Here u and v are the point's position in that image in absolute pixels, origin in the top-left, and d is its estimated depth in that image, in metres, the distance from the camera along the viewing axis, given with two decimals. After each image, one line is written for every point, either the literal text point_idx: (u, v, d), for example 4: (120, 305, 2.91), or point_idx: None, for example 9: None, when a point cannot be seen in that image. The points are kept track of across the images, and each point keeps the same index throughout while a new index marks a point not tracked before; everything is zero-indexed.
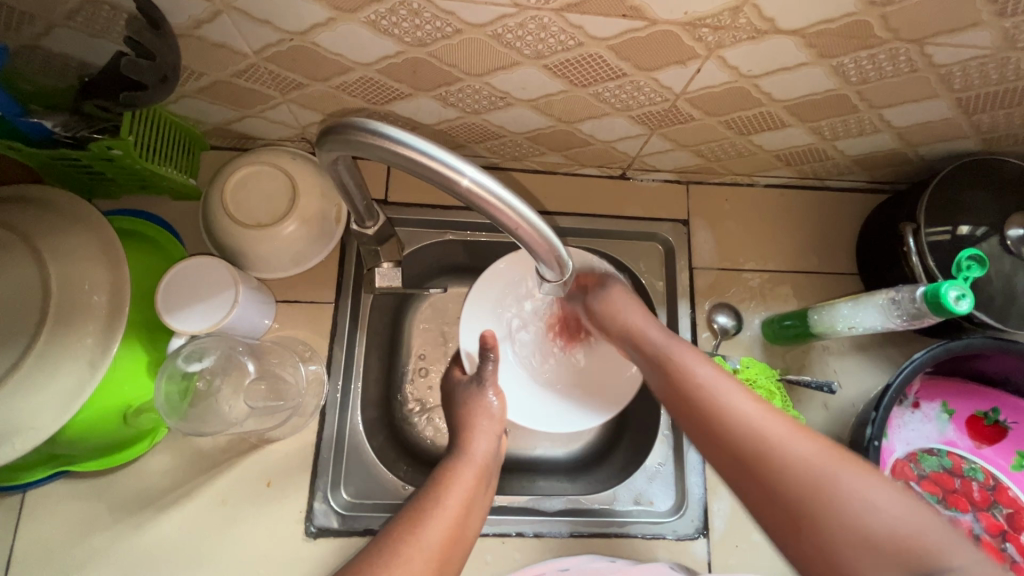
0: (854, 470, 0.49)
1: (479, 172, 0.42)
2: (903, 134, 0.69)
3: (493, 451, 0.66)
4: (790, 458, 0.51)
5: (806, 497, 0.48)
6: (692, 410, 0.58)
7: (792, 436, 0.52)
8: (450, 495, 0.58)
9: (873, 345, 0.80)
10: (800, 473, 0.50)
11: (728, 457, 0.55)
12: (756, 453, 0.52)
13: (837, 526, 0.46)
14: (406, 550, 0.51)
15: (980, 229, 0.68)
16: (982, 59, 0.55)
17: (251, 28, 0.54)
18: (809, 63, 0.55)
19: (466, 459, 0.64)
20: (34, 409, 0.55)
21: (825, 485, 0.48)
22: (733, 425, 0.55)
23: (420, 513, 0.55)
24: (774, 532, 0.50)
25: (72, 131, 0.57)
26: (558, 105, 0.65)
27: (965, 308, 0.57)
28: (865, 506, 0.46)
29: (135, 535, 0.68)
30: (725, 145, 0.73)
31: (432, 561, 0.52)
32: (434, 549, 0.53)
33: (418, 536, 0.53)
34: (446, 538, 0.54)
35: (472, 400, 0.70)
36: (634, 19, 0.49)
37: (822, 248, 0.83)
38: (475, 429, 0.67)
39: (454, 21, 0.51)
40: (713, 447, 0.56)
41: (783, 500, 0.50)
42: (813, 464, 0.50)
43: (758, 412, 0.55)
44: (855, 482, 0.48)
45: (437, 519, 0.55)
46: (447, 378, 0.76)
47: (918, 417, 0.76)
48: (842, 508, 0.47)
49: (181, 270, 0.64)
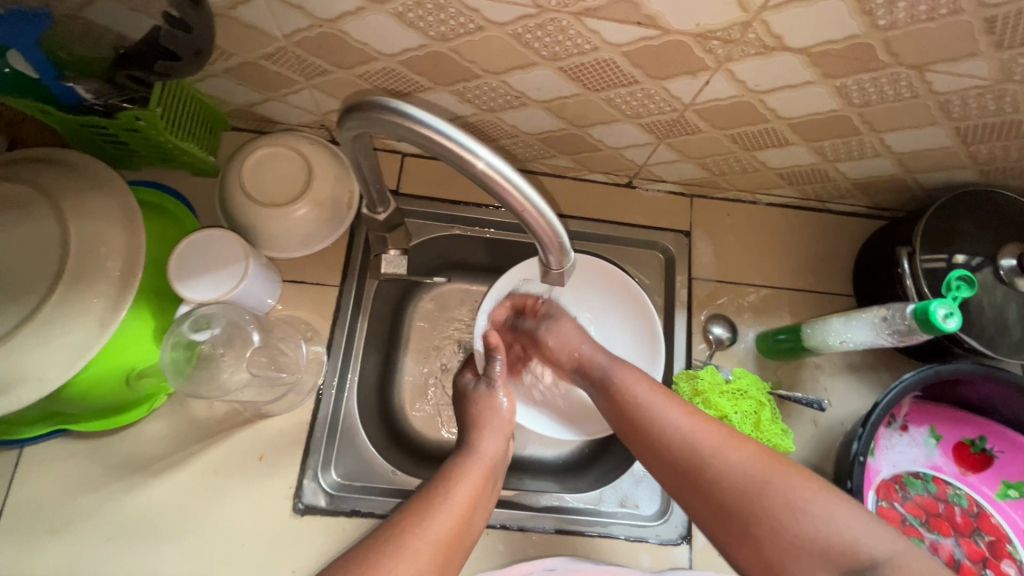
0: (783, 474, 0.53)
1: (494, 155, 0.44)
2: (903, 160, 0.71)
3: (497, 455, 0.67)
4: (732, 467, 0.54)
5: (747, 510, 0.52)
6: (640, 426, 0.60)
7: (728, 448, 0.55)
8: (457, 491, 0.60)
9: (865, 366, 0.81)
10: (741, 489, 0.53)
11: (676, 469, 0.57)
12: (700, 464, 0.56)
13: (771, 526, 0.51)
14: (411, 543, 0.53)
15: (975, 259, 0.70)
16: (980, 90, 0.57)
17: (284, 13, 0.57)
18: (813, 82, 0.57)
19: (476, 456, 0.65)
20: (40, 362, 0.56)
21: (767, 487, 0.52)
22: (673, 442, 0.57)
23: (425, 508, 0.57)
24: (727, 546, 0.54)
25: (104, 99, 0.61)
26: (570, 108, 0.67)
27: (953, 326, 0.58)
28: (797, 509, 0.51)
29: (124, 499, 0.69)
30: (730, 159, 0.75)
31: (436, 555, 0.53)
32: (440, 543, 0.54)
33: (425, 528, 0.55)
34: (451, 533, 0.56)
35: (482, 400, 0.72)
36: (648, 27, 0.52)
37: (820, 268, 0.85)
38: (486, 427, 0.69)
39: (477, 18, 0.54)
40: (658, 455, 0.58)
41: (726, 510, 0.53)
42: (749, 470, 0.53)
43: (697, 422, 0.58)
44: (791, 487, 0.52)
45: (445, 513, 0.57)
46: (458, 378, 0.78)
47: (905, 440, 0.77)
48: (776, 511, 0.51)
49: (198, 240, 0.66)
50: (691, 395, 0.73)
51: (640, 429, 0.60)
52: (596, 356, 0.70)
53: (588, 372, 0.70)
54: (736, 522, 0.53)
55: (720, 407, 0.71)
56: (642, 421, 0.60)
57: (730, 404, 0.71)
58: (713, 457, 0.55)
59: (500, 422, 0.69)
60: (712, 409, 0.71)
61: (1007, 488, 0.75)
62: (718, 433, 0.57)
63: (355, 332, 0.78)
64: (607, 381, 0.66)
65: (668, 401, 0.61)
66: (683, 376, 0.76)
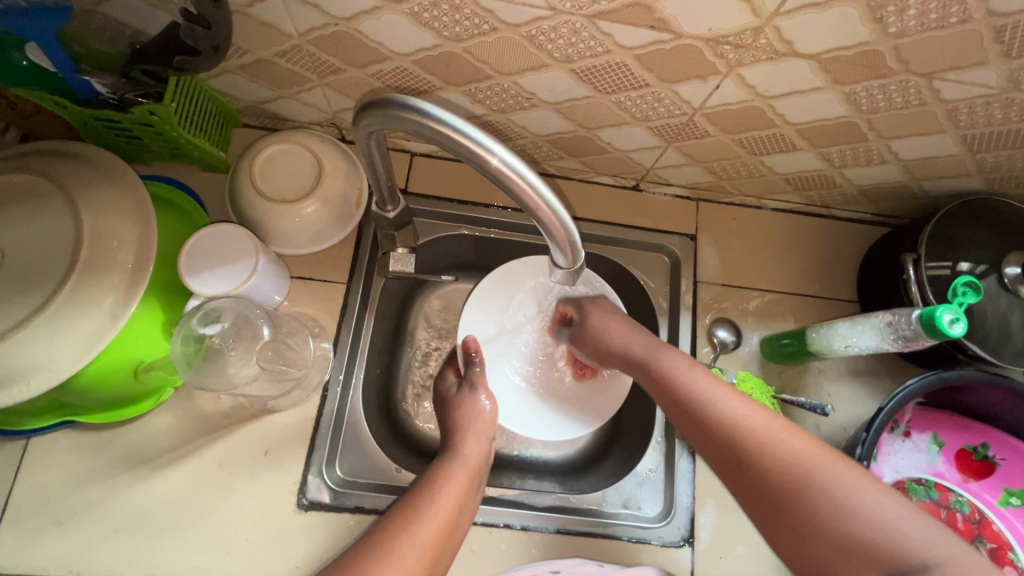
0: (838, 465, 0.52)
1: (508, 153, 0.44)
2: (909, 167, 0.71)
3: (480, 459, 0.67)
4: (786, 453, 0.54)
5: (798, 497, 0.51)
6: (693, 413, 0.61)
7: (783, 435, 0.55)
8: (444, 492, 0.60)
9: (868, 371, 0.81)
10: (794, 476, 0.52)
11: (726, 452, 0.57)
12: (750, 449, 0.55)
13: (825, 516, 0.49)
14: (399, 547, 0.54)
15: (980, 266, 0.70)
16: (987, 98, 0.57)
17: (300, 11, 0.58)
18: (822, 88, 0.58)
19: (459, 459, 0.65)
20: (52, 352, 0.57)
21: (817, 478, 0.51)
22: (727, 426, 0.57)
23: (413, 511, 0.57)
24: (776, 538, 0.52)
25: (119, 93, 0.62)
26: (580, 110, 0.68)
27: (958, 332, 0.58)
28: (846, 501, 0.49)
29: (129, 492, 0.69)
30: (737, 164, 0.76)
31: (425, 558, 0.54)
32: (427, 546, 0.55)
33: (412, 533, 0.55)
34: (438, 536, 0.56)
35: (472, 400, 0.73)
36: (661, 31, 0.52)
37: (825, 273, 0.85)
38: (468, 431, 0.69)
39: (491, 19, 0.54)
40: (712, 441, 0.58)
41: (778, 497, 0.52)
42: (803, 460, 0.53)
43: (751, 409, 0.58)
44: (846, 479, 0.51)
45: (432, 516, 0.57)
46: (440, 380, 0.78)
47: (908, 446, 0.77)
48: (832, 498, 0.50)
49: (206, 235, 0.67)
50: None
51: (693, 414, 0.61)
52: (633, 350, 0.71)
53: (628, 363, 0.71)
54: (787, 510, 0.51)
55: None
56: (696, 405, 0.61)
57: None
58: (764, 443, 0.55)
59: (482, 425, 0.70)
60: None
61: (1009, 495, 0.76)
62: (767, 420, 0.57)
63: (362, 329, 0.78)
64: (652, 366, 0.68)
65: (719, 386, 0.62)
66: None
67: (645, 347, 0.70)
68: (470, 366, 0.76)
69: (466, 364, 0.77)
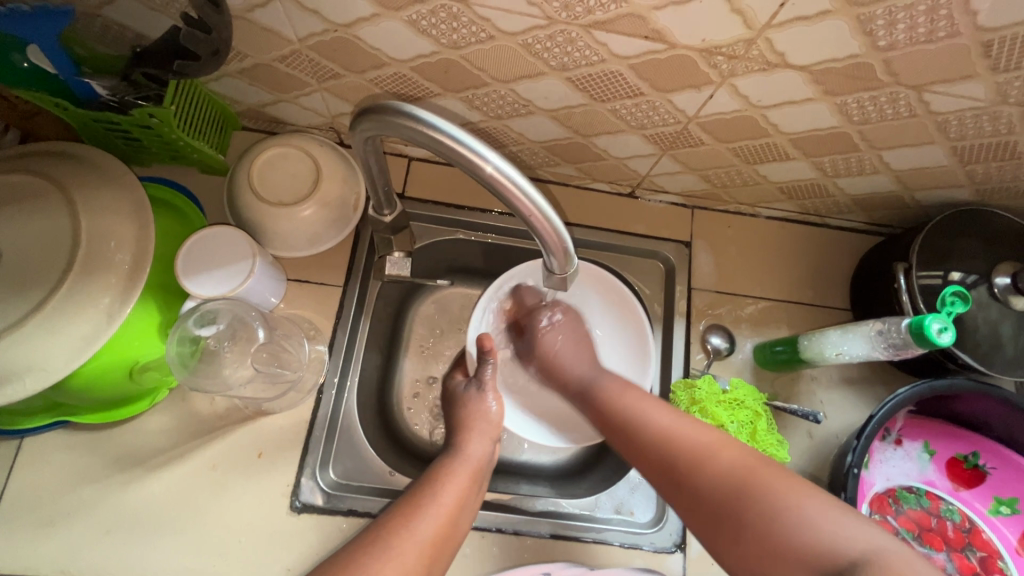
0: (768, 473, 0.54)
1: (503, 160, 0.45)
2: (900, 177, 0.72)
3: (484, 459, 0.68)
4: (720, 463, 0.56)
5: (732, 508, 0.53)
6: (631, 437, 0.63)
7: (716, 449, 0.57)
8: (444, 492, 0.61)
9: (860, 379, 0.82)
10: (728, 489, 0.54)
11: (665, 471, 0.59)
12: (684, 465, 0.58)
13: (758, 524, 0.51)
14: (400, 543, 0.55)
15: (970, 276, 0.71)
16: (977, 111, 0.58)
17: (299, 17, 0.58)
18: (814, 98, 0.59)
19: (462, 458, 0.66)
20: (46, 352, 0.57)
21: (749, 487, 0.53)
22: (665, 444, 0.60)
23: (414, 509, 0.58)
24: (722, 553, 0.54)
25: (120, 95, 0.62)
26: (576, 117, 0.69)
27: (946, 341, 0.59)
28: (780, 509, 0.50)
29: (122, 492, 0.69)
30: (731, 172, 0.77)
31: (423, 555, 0.55)
32: (426, 544, 0.56)
33: (411, 530, 0.56)
34: (437, 534, 0.57)
35: (471, 403, 0.73)
36: (655, 41, 0.53)
37: (818, 281, 0.86)
38: (472, 430, 0.70)
39: (489, 27, 0.55)
40: (651, 461, 0.61)
41: (716, 510, 0.54)
42: (734, 471, 0.55)
43: (686, 425, 0.61)
44: (775, 481, 0.53)
45: (432, 514, 0.58)
46: (448, 380, 0.79)
47: (899, 454, 0.78)
48: (765, 506, 0.51)
49: (203, 238, 0.67)
50: (687, 404, 0.74)
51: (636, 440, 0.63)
52: (583, 373, 0.73)
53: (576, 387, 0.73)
54: (725, 521, 0.53)
55: (715, 416, 0.72)
56: (633, 426, 0.64)
57: (726, 413, 0.72)
58: (699, 457, 0.58)
59: (487, 425, 0.70)
60: (708, 418, 0.72)
61: (1000, 504, 0.76)
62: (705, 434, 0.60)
63: (358, 332, 0.79)
64: (595, 390, 0.70)
65: (658, 405, 0.64)
66: (680, 386, 0.77)
67: (589, 372, 0.73)
68: (483, 366, 0.75)
69: (478, 364, 0.75)
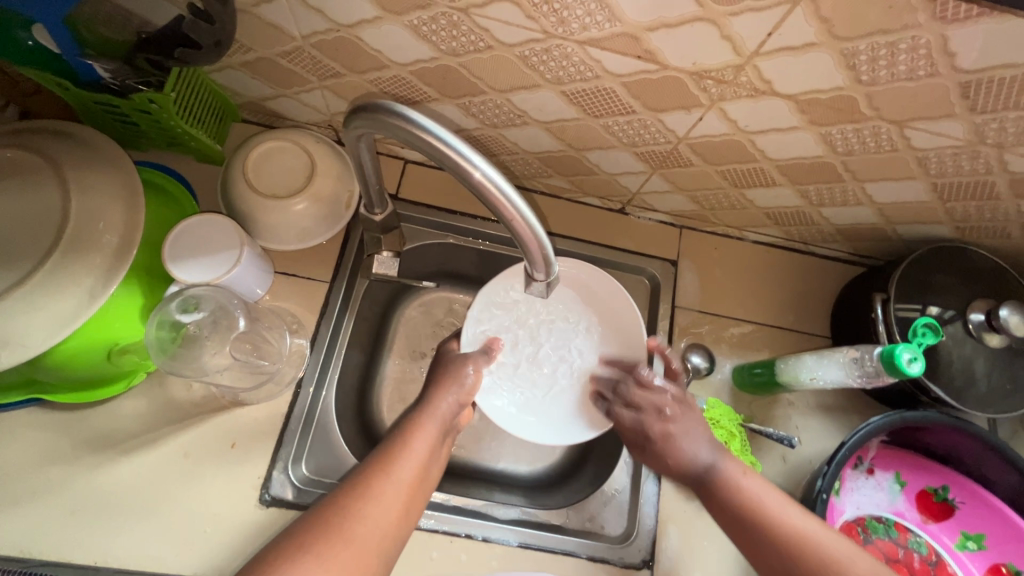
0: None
1: (489, 166, 0.46)
2: (882, 210, 0.74)
3: (451, 415, 0.68)
4: None
5: None
6: (740, 522, 0.59)
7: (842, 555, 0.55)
8: (416, 442, 0.63)
9: (836, 407, 0.83)
10: None
11: (777, 567, 0.56)
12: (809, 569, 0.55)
13: None
14: (380, 485, 0.57)
15: (947, 311, 0.72)
16: (956, 150, 0.60)
17: (304, 15, 0.60)
18: (800, 127, 0.60)
19: (431, 411, 0.66)
20: (28, 327, 0.57)
21: None
22: (786, 539, 0.56)
23: (391, 454, 0.61)
24: None
25: (122, 80, 0.64)
26: (570, 130, 0.70)
27: (916, 370, 0.60)
28: None
29: (92, 474, 0.68)
30: (720, 195, 0.78)
31: (402, 495, 0.58)
32: (405, 485, 0.59)
33: (392, 473, 0.59)
34: (414, 479, 0.60)
35: (447, 376, 0.70)
36: (647, 62, 0.55)
37: (800, 307, 0.87)
38: (445, 386, 0.69)
39: (487, 37, 0.56)
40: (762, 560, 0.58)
41: None
42: None
43: (808, 522, 0.57)
44: None
45: (407, 461, 0.60)
46: (442, 345, 0.77)
47: (871, 483, 0.78)
48: None
49: (196, 223, 0.69)
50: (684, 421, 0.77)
51: (763, 557, 0.58)
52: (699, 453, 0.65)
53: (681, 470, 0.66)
54: None
55: None
56: (740, 517, 0.59)
57: None
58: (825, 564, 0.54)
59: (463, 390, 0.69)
60: None
61: (966, 539, 0.77)
62: (826, 533, 0.56)
63: (341, 328, 0.79)
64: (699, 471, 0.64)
65: (772, 491, 0.61)
66: None
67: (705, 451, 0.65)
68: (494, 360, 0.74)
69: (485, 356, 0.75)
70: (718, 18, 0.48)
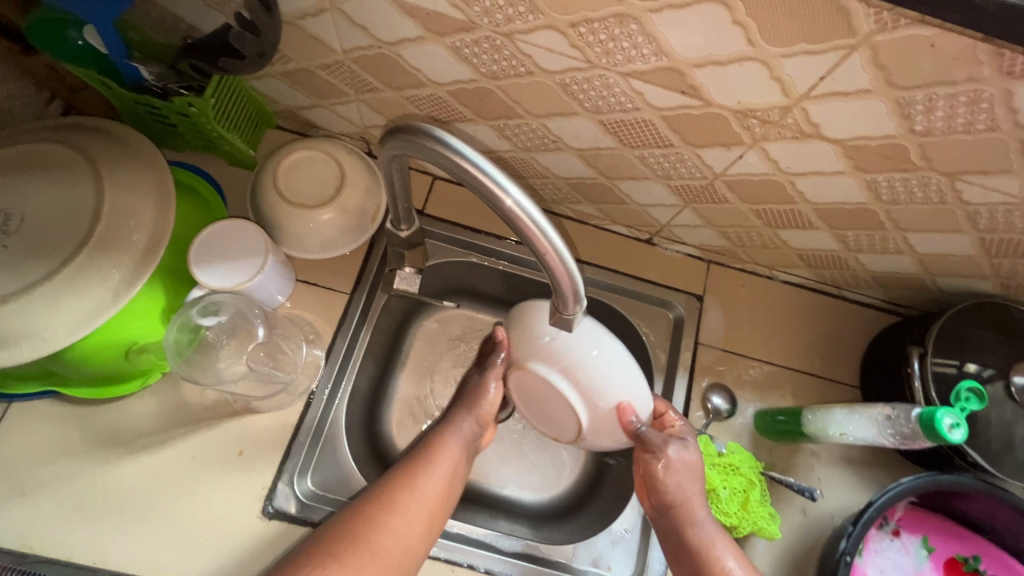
0: None
1: (523, 195, 0.45)
2: (923, 261, 0.71)
3: (473, 434, 0.69)
4: None
5: None
6: None
7: None
8: (439, 461, 0.64)
9: (861, 461, 0.79)
10: None
11: None
12: None
13: None
14: (404, 501, 0.60)
15: (987, 370, 0.69)
16: (1009, 206, 0.57)
17: (347, 30, 0.60)
18: (844, 172, 0.58)
19: (454, 429, 0.67)
20: (52, 321, 0.57)
21: None
22: None
23: (414, 470, 0.63)
24: None
25: (163, 83, 0.64)
26: (603, 159, 0.69)
27: (958, 438, 0.57)
28: None
29: (98, 472, 0.68)
30: (752, 233, 0.76)
31: (425, 511, 0.61)
32: (427, 502, 0.61)
33: (416, 492, 0.61)
34: (436, 498, 0.62)
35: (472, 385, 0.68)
36: (690, 97, 0.54)
37: (829, 353, 0.84)
38: (470, 407, 0.68)
39: (529, 63, 0.56)
40: None
41: None
42: None
43: None
44: None
45: (430, 479, 0.62)
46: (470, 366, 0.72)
47: (896, 546, 0.74)
48: None
49: (222, 228, 0.69)
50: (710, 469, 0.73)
51: None
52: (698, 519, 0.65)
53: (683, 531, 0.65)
54: None
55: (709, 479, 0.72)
56: None
57: (719, 477, 0.72)
58: None
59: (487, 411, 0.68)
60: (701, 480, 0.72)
61: None
62: None
63: (358, 340, 0.78)
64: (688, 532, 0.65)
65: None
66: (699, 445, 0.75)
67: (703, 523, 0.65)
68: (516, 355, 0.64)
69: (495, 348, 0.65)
70: (769, 59, 0.47)
